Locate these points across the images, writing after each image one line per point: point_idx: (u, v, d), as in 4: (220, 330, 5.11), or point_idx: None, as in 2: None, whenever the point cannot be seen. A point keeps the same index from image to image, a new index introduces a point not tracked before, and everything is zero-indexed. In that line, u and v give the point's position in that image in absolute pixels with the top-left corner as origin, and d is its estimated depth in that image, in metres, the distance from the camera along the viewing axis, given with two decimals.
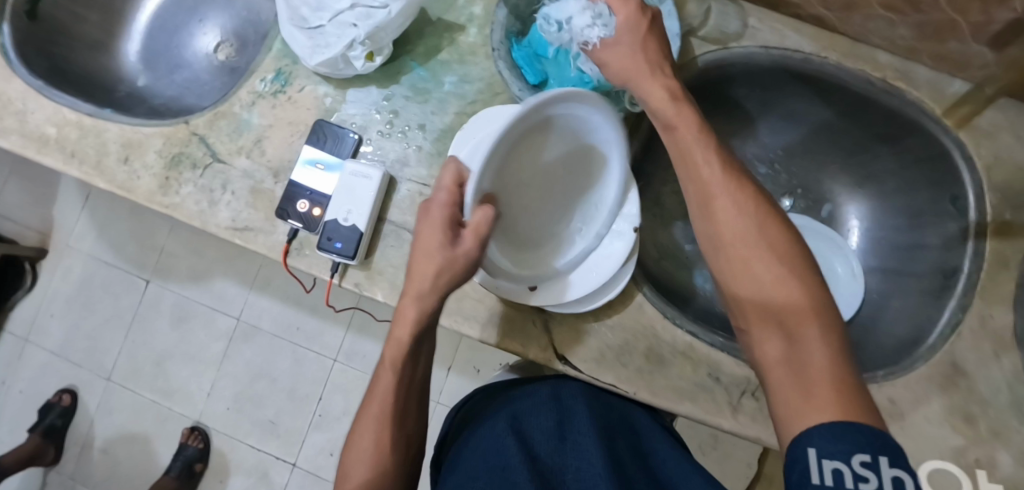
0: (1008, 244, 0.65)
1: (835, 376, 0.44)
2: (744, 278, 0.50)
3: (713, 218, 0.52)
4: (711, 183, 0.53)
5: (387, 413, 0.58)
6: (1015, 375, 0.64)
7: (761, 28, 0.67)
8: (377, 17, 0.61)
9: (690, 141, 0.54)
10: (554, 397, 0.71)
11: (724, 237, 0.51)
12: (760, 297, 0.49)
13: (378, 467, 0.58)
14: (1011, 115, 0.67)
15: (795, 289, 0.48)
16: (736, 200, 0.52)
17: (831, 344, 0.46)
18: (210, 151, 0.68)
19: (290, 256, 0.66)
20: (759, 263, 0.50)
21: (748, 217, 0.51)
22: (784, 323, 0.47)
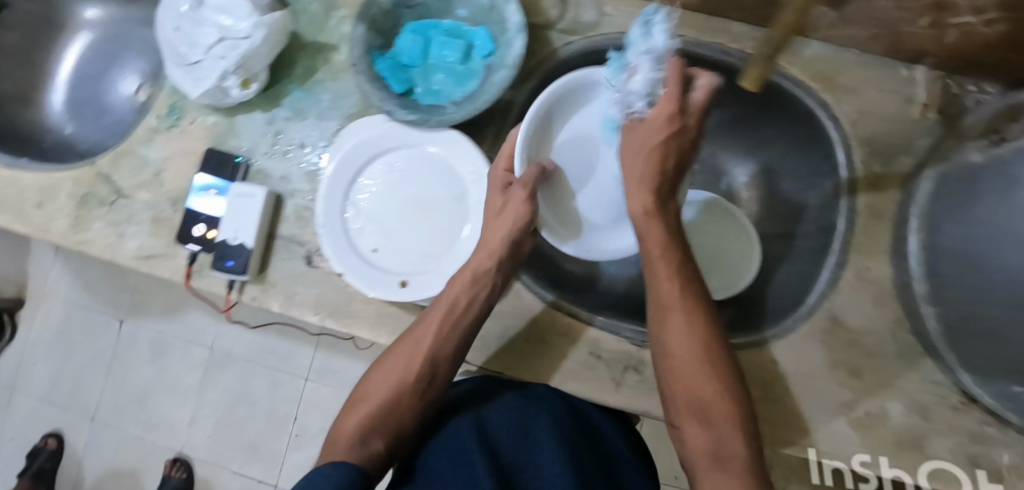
0: (880, 195, 0.66)
1: (741, 436, 0.52)
2: (685, 370, 0.55)
3: (665, 329, 0.56)
4: (670, 298, 0.56)
5: (398, 388, 0.58)
6: (897, 324, 0.64)
7: (616, 13, 0.69)
8: (241, 47, 0.65)
9: (657, 233, 0.56)
10: (524, 398, 0.65)
11: (671, 345, 0.56)
12: (693, 396, 0.54)
13: (383, 415, 0.57)
14: (872, 69, 0.68)
15: (720, 391, 0.54)
16: (689, 320, 0.55)
17: (737, 409, 0.54)
18: (115, 187, 0.73)
19: (192, 277, 0.70)
20: (699, 382, 0.54)
21: (692, 312, 0.55)
22: (706, 412, 0.54)
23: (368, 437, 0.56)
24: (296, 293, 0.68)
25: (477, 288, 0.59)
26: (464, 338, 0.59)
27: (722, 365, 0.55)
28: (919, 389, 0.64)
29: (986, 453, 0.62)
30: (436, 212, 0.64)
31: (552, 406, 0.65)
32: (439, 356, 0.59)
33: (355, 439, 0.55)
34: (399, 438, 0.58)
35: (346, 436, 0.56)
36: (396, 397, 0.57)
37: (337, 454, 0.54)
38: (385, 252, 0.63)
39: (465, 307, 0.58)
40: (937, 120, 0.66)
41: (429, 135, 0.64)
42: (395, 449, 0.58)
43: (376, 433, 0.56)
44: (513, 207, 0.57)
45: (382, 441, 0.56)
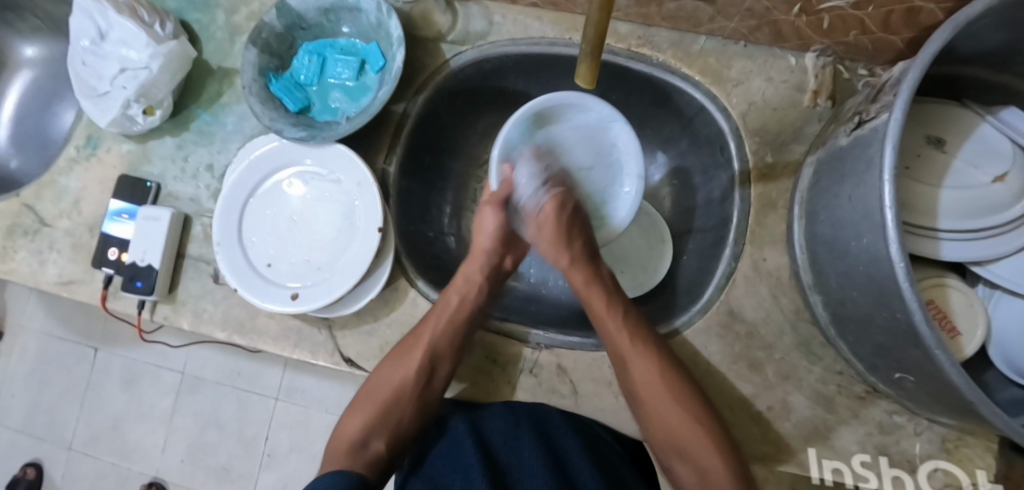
0: (772, 186, 0.65)
1: (725, 477, 0.54)
2: (660, 413, 0.57)
3: (632, 380, 0.58)
4: (625, 345, 0.59)
5: (407, 378, 0.60)
6: (797, 314, 0.63)
7: (503, 21, 0.70)
8: (140, 78, 0.68)
9: (603, 306, 0.61)
10: (519, 409, 0.60)
11: (641, 391, 0.58)
12: (670, 427, 0.57)
13: (386, 414, 0.59)
14: (760, 60, 0.68)
15: (690, 415, 0.57)
16: (648, 360, 0.58)
17: (722, 456, 0.55)
18: (38, 217, 0.76)
19: (108, 300, 0.72)
20: (672, 415, 0.57)
21: (653, 353, 0.58)
22: (692, 451, 0.56)
23: (371, 439, 0.57)
24: (204, 310, 0.70)
25: (470, 298, 0.64)
26: (463, 329, 0.62)
27: (690, 407, 0.57)
28: (824, 380, 0.62)
29: (896, 444, 0.60)
30: (331, 223, 0.65)
31: (551, 419, 0.59)
32: (441, 358, 0.61)
33: (358, 442, 0.57)
34: (403, 439, 0.59)
35: (352, 440, 0.57)
36: (399, 396, 0.59)
37: (337, 458, 0.55)
38: (281, 263, 0.65)
39: (467, 317, 0.63)
40: (828, 106, 0.66)
41: (318, 148, 0.65)
42: (396, 454, 0.59)
43: (379, 436, 0.58)
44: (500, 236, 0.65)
45: (382, 443, 0.58)
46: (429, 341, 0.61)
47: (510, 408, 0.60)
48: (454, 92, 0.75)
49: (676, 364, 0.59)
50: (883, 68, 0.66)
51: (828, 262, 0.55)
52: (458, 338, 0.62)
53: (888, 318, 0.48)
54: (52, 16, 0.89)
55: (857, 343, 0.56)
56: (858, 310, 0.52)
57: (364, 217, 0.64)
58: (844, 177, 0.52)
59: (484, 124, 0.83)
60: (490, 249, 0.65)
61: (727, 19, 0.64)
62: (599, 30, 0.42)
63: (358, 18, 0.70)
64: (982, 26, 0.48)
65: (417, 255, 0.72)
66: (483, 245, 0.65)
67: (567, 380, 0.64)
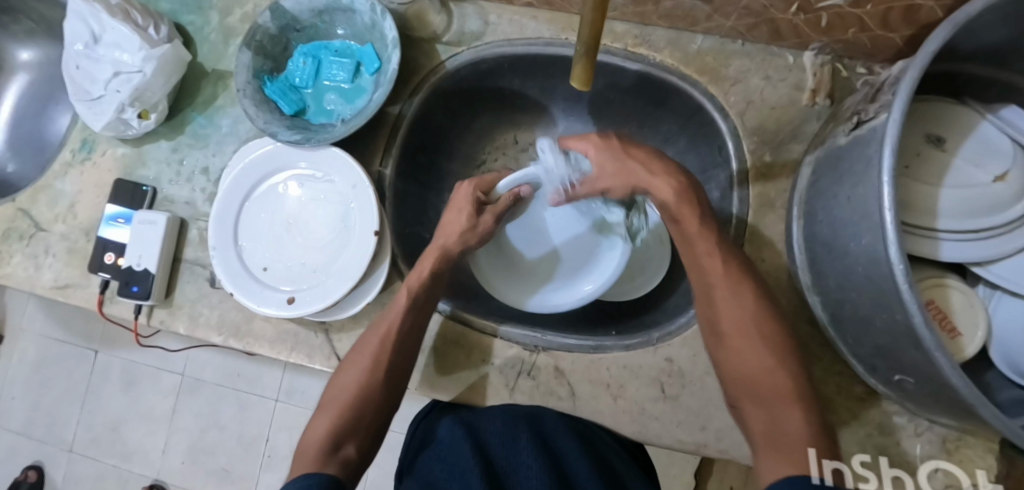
0: (771, 185, 0.65)
1: (806, 437, 0.47)
2: (740, 356, 0.53)
3: (715, 309, 0.55)
4: (714, 272, 0.55)
5: (369, 370, 0.58)
6: (795, 315, 0.63)
7: (499, 22, 0.70)
8: (134, 81, 0.68)
9: (700, 235, 0.56)
10: (516, 411, 0.59)
11: (723, 323, 0.54)
12: (749, 372, 0.52)
13: (352, 414, 0.57)
14: (758, 59, 0.67)
15: (775, 366, 0.51)
16: (738, 294, 0.54)
17: (808, 415, 0.49)
18: (34, 221, 0.76)
19: (105, 305, 0.72)
20: (757, 359, 0.52)
21: (746, 295, 0.54)
22: (770, 398, 0.50)
23: (341, 441, 0.56)
24: (200, 314, 0.70)
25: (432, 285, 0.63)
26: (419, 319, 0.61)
27: (773, 356, 0.52)
28: (824, 380, 0.62)
29: (896, 445, 0.60)
30: (326, 225, 0.65)
31: (546, 421, 0.59)
32: (402, 350, 0.60)
33: (330, 445, 0.55)
34: (369, 442, 0.58)
35: (318, 441, 0.55)
36: (364, 397, 0.58)
37: (306, 465, 0.53)
38: (276, 266, 0.65)
39: (423, 303, 0.62)
40: (827, 104, 0.65)
41: (313, 151, 0.65)
42: (365, 455, 0.57)
43: (348, 436, 0.56)
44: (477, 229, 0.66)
45: (355, 445, 0.56)
46: (391, 334, 0.60)
47: (507, 411, 0.59)
48: (450, 92, 0.74)
49: (768, 314, 0.54)
50: (883, 66, 0.65)
51: (826, 263, 0.55)
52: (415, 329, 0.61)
53: (887, 320, 0.47)
54: (47, 20, 0.89)
55: (856, 344, 0.55)
56: (856, 311, 0.52)
57: (360, 219, 0.63)
58: (842, 177, 0.52)
59: (481, 124, 0.82)
60: (456, 234, 0.65)
61: (724, 18, 0.64)
62: (593, 32, 0.43)
63: (353, 19, 0.69)
64: (981, 24, 0.48)
65: (413, 257, 0.72)
66: (457, 226, 0.66)
67: (565, 382, 0.64)
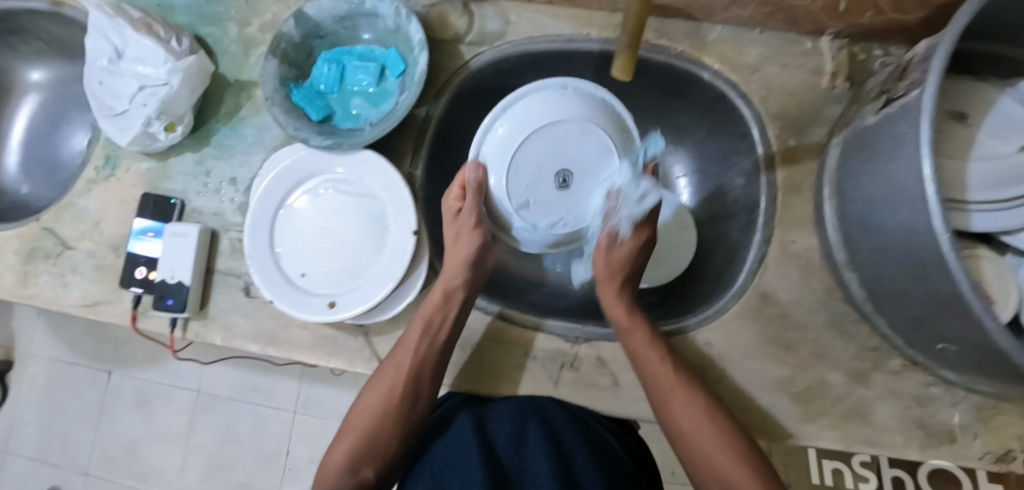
0: (797, 169, 0.66)
1: None
2: (702, 447, 0.56)
3: (671, 413, 0.57)
4: (667, 376, 0.58)
5: (391, 393, 0.60)
6: (829, 294, 0.64)
7: (520, 21, 0.71)
8: (160, 94, 0.68)
9: (641, 339, 0.60)
10: (521, 406, 0.60)
11: (682, 426, 0.57)
12: (709, 460, 0.55)
13: (368, 441, 0.58)
14: (776, 46, 0.69)
15: (733, 445, 0.55)
16: (685, 394, 0.57)
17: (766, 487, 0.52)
18: (59, 240, 0.75)
19: (137, 320, 0.72)
20: (711, 447, 0.55)
21: (692, 386, 0.58)
22: (730, 482, 0.53)
23: (359, 466, 0.57)
24: (235, 324, 0.69)
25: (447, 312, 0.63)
26: (438, 344, 0.62)
27: (727, 436, 0.55)
28: (861, 357, 0.63)
29: (933, 415, 0.61)
30: (362, 229, 0.65)
31: (555, 416, 0.59)
32: (421, 375, 0.61)
33: (347, 469, 0.56)
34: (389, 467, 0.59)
35: (338, 467, 0.56)
36: (382, 425, 0.58)
37: (327, 485, 0.55)
38: (315, 272, 0.65)
39: (443, 325, 0.62)
40: (846, 87, 0.67)
41: (346, 155, 0.65)
42: (387, 477, 0.59)
43: (366, 461, 0.57)
44: (466, 235, 0.63)
45: (372, 469, 0.57)
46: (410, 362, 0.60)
47: (516, 409, 0.60)
48: (473, 93, 0.75)
49: (711, 399, 0.58)
50: (898, 47, 0.67)
51: (862, 240, 0.56)
52: (435, 354, 0.62)
53: (928, 292, 0.48)
54: (57, 39, 0.88)
55: (895, 318, 0.56)
56: (895, 285, 0.53)
57: (396, 221, 0.64)
58: (874, 155, 0.53)
59: None
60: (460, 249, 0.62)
61: (743, 7, 0.65)
62: (639, 20, 0.44)
63: (376, 23, 0.70)
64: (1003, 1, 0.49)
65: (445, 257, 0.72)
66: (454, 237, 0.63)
67: (607, 372, 0.64)
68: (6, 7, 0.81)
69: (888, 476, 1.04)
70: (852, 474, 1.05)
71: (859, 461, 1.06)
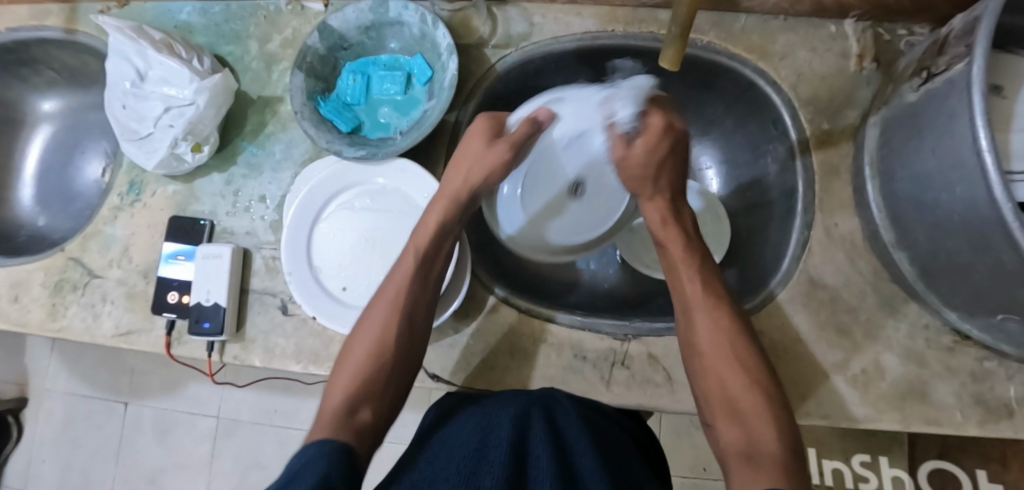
0: (832, 151, 0.66)
1: (781, 455, 0.48)
2: (716, 372, 0.54)
3: (695, 334, 0.56)
4: (696, 297, 0.58)
5: (383, 327, 0.56)
6: (875, 274, 0.64)
7: (544, 21, 0.71)
8: (187, 114, 0.67)
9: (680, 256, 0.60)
10: (528, 397, 0.57)
11: (701, 345, 0.56)
12: (725, 391, 0.53)
13: (362, 383, 0.54)
14: (802, 32, 0.69)
15: (756, 381, 0.53)
16: (716, 314, 0.56)
17: (782, 433, 0.50)
18: (86, 270, 0.74)
19: (172, 346, 0.70)
20: (729, 374, 0.54)
21: (725, 311, 0.57)
22: (743, 414, 0.52)
23: (355, 406, 0.52)
24: (276, 344, 0.68)
25: (443, 236, 0.60)
26: (430, 273, 0.59)
27: (751, 372, 0.54)
28: (914, 335, 0.63)
29: (991, 390, 0.61)
30: (403, 239, 0.64)
31: (558, 405, 0.57)
32: (418, 303, 0.58)
33: (343, 408, 0.52)
34: (387, 409, 0.55)
35: (332, 406, 0.52)
36: (379, 359, 0.55)
37: (323, 427, 0.49)
38: (357, 287, 0.64)
39: (433, 257, 0.59)
40: (874, 69, 0.67)
41: (381, 165, 0.65)
42: (385, 419, 0.55)
43: (361, 401, 0.53)
44: (506, 167, 0.63)
45: (371, 410, 0.53)
46: (404, 294, 0.57)
47: (519, 398, 0.57)
48: (500, 96, 0.75)
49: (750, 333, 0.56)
50: (923, 26, 0.67)
51: (912, 216, 0.56)
52: (429, 282, 0.59)
53: (990, 263, 0.48)
54: (70, 67, 0.87)
55: (950, 293, 0.56)
56: (953, 258, 0.53)
57: None
58: (921, 131, 0.53)
59: None
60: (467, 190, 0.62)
61: None
62: (692, 10, 0.43)
63: (401, 31, 0.70)
64: None
65: (483, 262, 0.72)
66: (473, 177, 0.62)
67: (660, 367, 0.63)
68: (18, 37, 0.81)
69: (888, 476, 1.03)
70: (852, 474, 1.05)
71: (859, 460, 1.05)
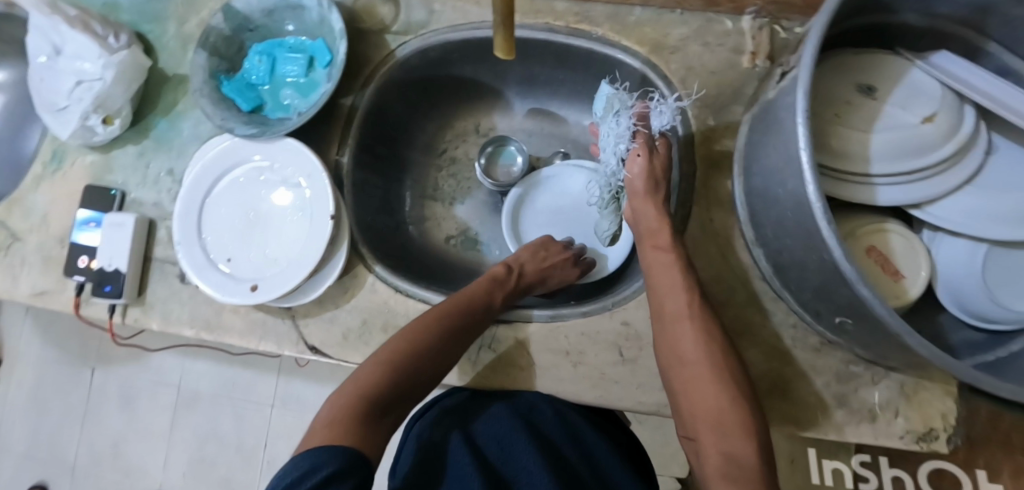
0: (716, 147, 0.66)
1: (757, 467, 0.47)
2: (694, 388, 0.53)
3: (681, 348, 0.55)
4: (677, 309, 0.56)
5: (416, 349, 0.57)
6: (748, 272, 0.64)
7: (444, 9, 0.72)
8: (94, 88, 0.70)
9: (665, 265, 0.58)
10: (513, 406, 0.63)
11: (681, 357, 0.54)
12: (704, 409, 0.52)
13: (372, 400, 0.52)
14: (696, 27, 0.69)
15: (739, 403, 0.51)
16: (706, 326, 0.55)
17: (756, 447, 0.49)
18: (10, 233, 0.78)
19: (80, 307, 0.74)
20: (704, 388, 0.52)
21: (705, 319, 0.55)
22: (722, 426, 0.50)
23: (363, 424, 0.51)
24: (172, 310, 0.72)
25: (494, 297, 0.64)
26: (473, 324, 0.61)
27: (728, 388, 0.52)
28: (778, 336, 0.63)
29: (854, 392, 0.61)
30: (286, 214, 0.67)
31: (543, 416, 0.63)
32: (446, 352, 0.59)
33: (349, 424, 0.50)
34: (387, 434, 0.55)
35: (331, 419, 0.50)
36: (400, 379, 0.55)
37: (332, 435, 0.48)
38: (240, 259, 0.66)
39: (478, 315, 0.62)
40: (766, 66, 0.67)
41: (270, 143, 0.67)
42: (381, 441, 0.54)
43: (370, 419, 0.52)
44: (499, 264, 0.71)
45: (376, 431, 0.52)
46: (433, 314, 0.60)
47: (507, 409, 0.63)
48: (404, 81, 0.76)
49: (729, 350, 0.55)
50: None
51: (763, 213, 0.56)
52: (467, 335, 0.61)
53: (818, 262, 0.48)
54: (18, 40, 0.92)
55: (801, 292, 0.56)
56: (795, 256, 0.53)
57: (318, 205, 0.65)
58: (771, 128, 0.53)
59: (438, 113, 0.85)
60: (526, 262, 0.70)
61: None
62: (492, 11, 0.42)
63: (301, 15, 0.72)
64: None
65: (373, 241, 0.73)
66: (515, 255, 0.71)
67: (524, 353, 0.66)
68: None
69: (888, 476, 0.91)
70: (852, 474, 0.93)
71: (859, 460, 0.93)
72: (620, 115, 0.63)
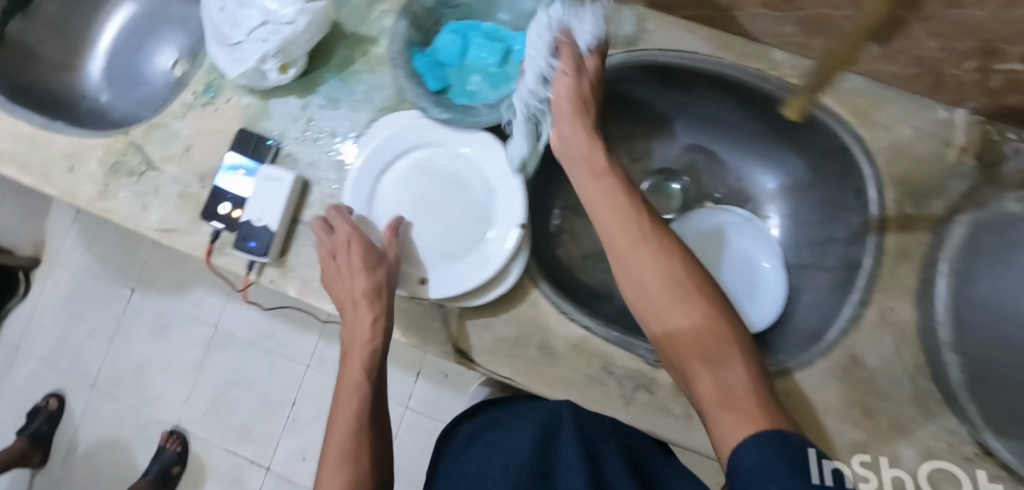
0: (909, 237, 0.65)
1: (757, 394, 0.42)
2: (650, 294, 0.48)
3: (635, 268, 0.49)
4: (630, 237, 0.50)
5: (355, 394, 0.57)
6: (918, 369, 0.63)
7: (656, 30, 0.70)
8: (283, 32, 0.65)
9: (605, 185, 0.53)
10: (541, 410, 0.63)
11: (640, 288, 0.48)
12: (674, 326, 0.46)
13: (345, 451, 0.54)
14: (909, 108, 0.67)
15: (722, 323, 0.46)
16: (662, 251, 0.49)
17: (744, 370, 0.43)
18: (145, 159, 0.74)
19: (213, 255, 0.70)
20: (659, 276, 0.47)
21: (671, 251, 0.49)
22: (716, 357, 0.44)
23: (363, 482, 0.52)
24: (314, 280, 0.68)
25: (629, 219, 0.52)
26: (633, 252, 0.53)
27: (707, 309, 0.46)
28: (935, 439, 0.61)
29: None
30: (466, 211, 0.64)
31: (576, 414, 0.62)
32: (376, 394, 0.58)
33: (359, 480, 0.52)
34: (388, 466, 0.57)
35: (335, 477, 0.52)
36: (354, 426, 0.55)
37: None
38: (410, 246, 0.64)
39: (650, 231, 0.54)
40: (973, 166, 0.65)
41: (466, 134, 0.65)
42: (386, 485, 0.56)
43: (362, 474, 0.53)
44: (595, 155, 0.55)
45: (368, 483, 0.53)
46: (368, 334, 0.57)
47: (539, 411, 0.63)
48: None
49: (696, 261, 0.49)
50: None
51: None
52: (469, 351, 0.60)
53: None
54: None
55: None
56: None
57: (504, 209, 0.62)
58: None
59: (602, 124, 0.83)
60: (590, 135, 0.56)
61: (890, 62, 0.64)
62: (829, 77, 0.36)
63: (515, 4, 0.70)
64: None
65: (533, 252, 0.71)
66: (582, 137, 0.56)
67: (682, 401, 0.63)
68: None
69: None
70: None
71: None
72: (540, 28, 0.58)
